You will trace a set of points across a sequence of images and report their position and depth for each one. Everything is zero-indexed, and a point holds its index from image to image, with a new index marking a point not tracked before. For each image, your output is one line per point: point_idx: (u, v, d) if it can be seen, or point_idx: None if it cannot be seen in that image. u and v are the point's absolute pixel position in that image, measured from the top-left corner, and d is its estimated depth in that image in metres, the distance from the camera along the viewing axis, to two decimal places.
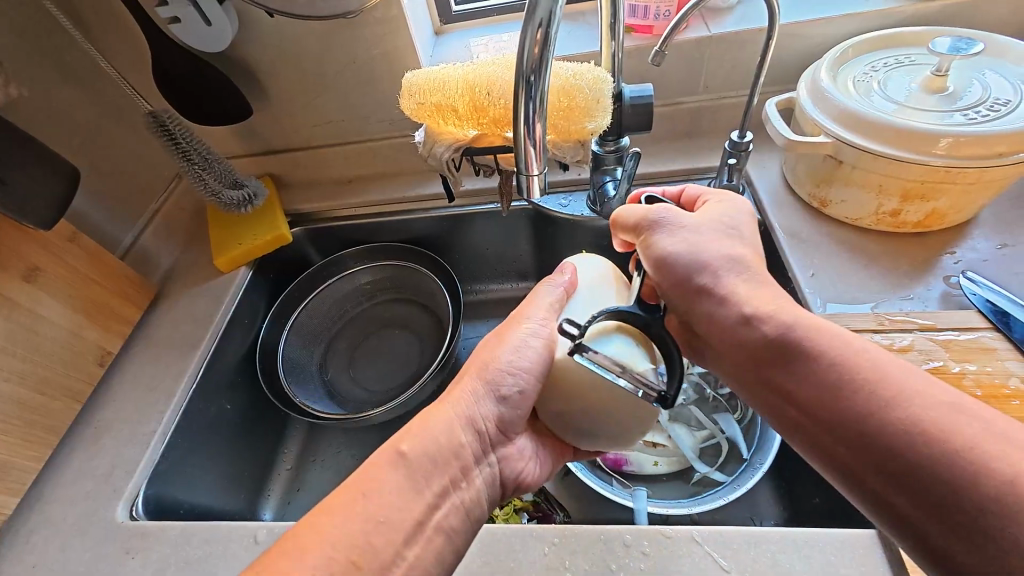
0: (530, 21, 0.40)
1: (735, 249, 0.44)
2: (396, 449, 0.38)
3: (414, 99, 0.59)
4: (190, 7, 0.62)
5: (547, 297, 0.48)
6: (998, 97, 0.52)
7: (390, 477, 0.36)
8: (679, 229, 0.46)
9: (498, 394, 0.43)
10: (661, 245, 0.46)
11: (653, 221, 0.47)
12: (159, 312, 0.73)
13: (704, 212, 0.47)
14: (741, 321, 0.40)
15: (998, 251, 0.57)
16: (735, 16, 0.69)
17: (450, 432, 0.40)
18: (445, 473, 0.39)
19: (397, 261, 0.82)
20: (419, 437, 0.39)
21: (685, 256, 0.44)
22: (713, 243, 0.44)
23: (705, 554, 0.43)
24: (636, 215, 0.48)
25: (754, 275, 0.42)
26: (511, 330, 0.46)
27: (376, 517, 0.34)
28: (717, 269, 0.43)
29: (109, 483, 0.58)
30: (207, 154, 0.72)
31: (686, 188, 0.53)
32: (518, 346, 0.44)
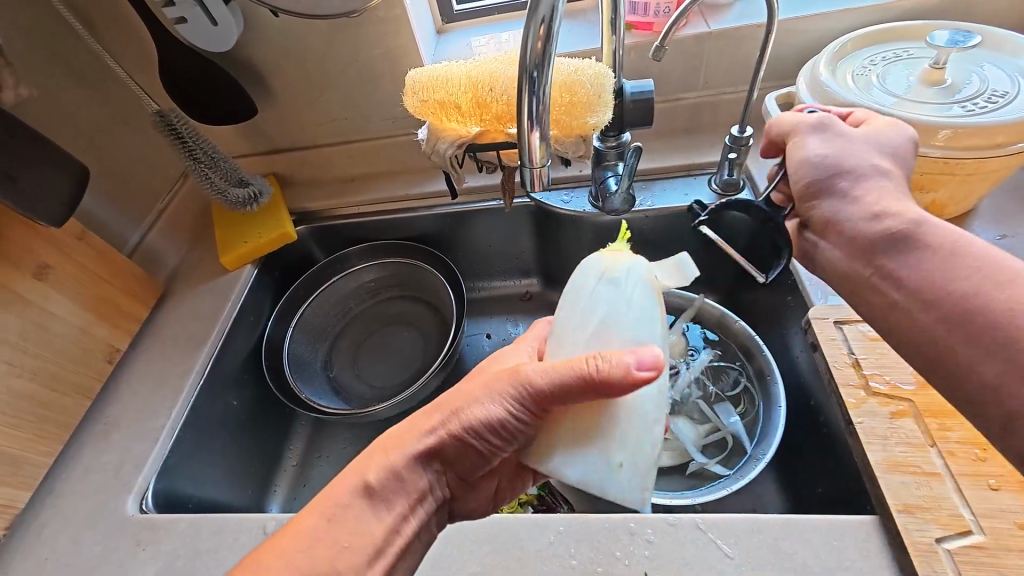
0: (532, 17, 0.41)
1: (880, 161, 0.45)
2: (362, 479, 0.40)
3: (418, 96, 0.60)
4: (196, 7, 0.63)
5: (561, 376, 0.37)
6: (996, 89, 0.52)
7: (351, 508, 0.39)
8: (837, 134, 0.46)
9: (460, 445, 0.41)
10: (805, 146, 0.47)
11: (806, 126, 0.48)
12: (166, 310, 0.74)
13: (865, 130, 0.47)
14: (869, 216, 0.42)
15: (998, 242, 0.57)
16: (734, 12, 0.70)
17: (406, 469, 0.41)
18: (403, 503, 0.40)
19: (399, 258, 0.83)
20: (378, 465, 0.40)
21: (831, 158, 0.45)
22: (864, 152, 0.45)
23: (709, 542, 0.44)
24: (786, 123, 0.50)
25: (896, 186, 0.43)
26: (491, 386, 0.40)
27: (334, 539, 0.38)
28: (863, 172, 0.44)
29: (119, 477, 0.59)
30: (214, 153, 0.72)
31: (854, 110, 0.50)
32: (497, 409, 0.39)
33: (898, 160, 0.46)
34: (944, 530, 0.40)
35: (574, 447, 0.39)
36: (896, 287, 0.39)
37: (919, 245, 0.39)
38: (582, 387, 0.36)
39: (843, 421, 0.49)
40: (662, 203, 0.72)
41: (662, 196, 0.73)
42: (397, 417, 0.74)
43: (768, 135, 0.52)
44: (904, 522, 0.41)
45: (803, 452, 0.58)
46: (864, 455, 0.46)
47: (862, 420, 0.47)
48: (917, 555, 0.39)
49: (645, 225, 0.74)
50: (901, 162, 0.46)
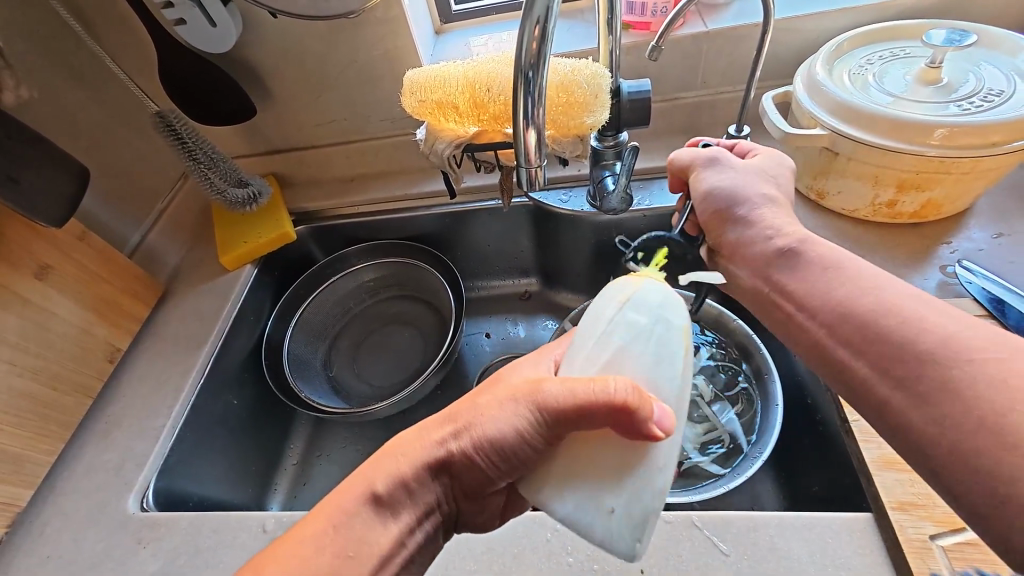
0: (528, 18, 0.41)
1: (771, 192, 0.50)
2: (370, 488, 0.38)
3: (416, 97, 0.60)
4: (195, 8, 0.63)
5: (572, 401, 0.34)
6: (992, 88, 0.52)
7: (354, 518, 0.37)
8: (728, 168, 0.52)
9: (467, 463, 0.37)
10: (704, 180, 0.52)
11: (706, 159, 0.53)
12: (166, 309, 0.75)
13: (751, 160, 0.53)
14: (764, 241, 0.47)
15: (994, 241, 0.57)
16: (731, 12, 0.70)
17: (414, 481, 0.38)
18: (410, 516, 0.38)
19: (398, 258, 0.83)
20: (386, 471, 0.38)
21: (733, 187, 0.51)
22: (755, 183, 0.51)
23: (704, 537, 0.44)
24: (686, 157, 0.55)
25: (785, 213, 0.49)
26: (511, 403, 0.36)
27: (337, 549, 0.36)
28: (755, 203, 0.49)
29: (120, 475, 0.59)
30: (213, 154, 0.73)
31: (739, 141, 0.57)
32: (510, 426, 0.36)
33: (781, 187, 0.52)
34: (937, 527, 0.40)
35: (576, 485, 0.34)
36: (791, 304, 0.43)
37: (800, 263, 0.44)
38: (591, 415, 0.33)
39: (839, 420, 0.49)
40: (660, 202, 0.72)
41: (659, 195, 0.73)
42: (397, 416, 0.74)
43: (672, 167, 0.56)
44: (898, 519, 0.41)
45: (799, 450, 0.59)
46: (860, 453, 0.46)
47: (858, 419, 0.48)
48: (911, 551, 0.40)
49: (643, 224, 0.74)
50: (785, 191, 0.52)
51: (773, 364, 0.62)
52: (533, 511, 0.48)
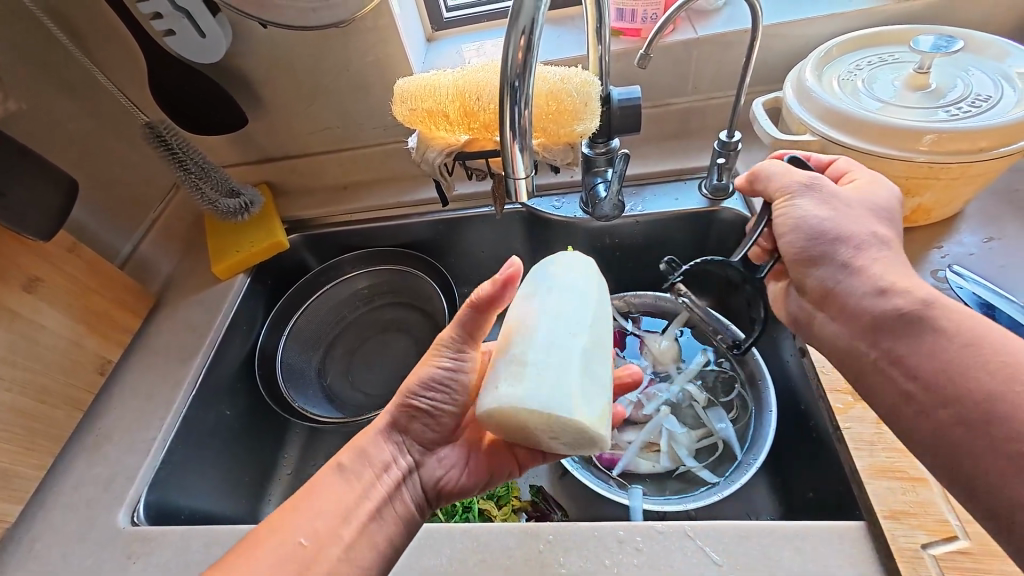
0: (513, 28, 0.41)
1: (880, 230, 0.45)
2: (335, 461, 0.46)
3: (406, 105, 0.60)
4: (184, 19, 0.63)
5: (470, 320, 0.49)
6: (980, 93, 0.53)
7: (327, 483, 0.44)
8: (839, 201, 0.46)
9: (411, 416, 0.49)
10: (797, 208, 0.47)
11: (799, 188, 0.48)
12: (158, 320, 0.74)
13: (856, 188, 0.48)
14: (874, 292, 0.41)
15: (984, 245, 0.57)
16: (721, 18, 0.70)
17: (371, 445, 0.47)
18: (371, 474, 0.46)
19: (393, 265, 0.83)
20: (351, 447, 0.48)
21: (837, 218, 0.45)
22: (862, 219, 0.45)
23: (698, 549, 0.44)
24: (779, 177, 0.50)
25: (896, 257, 0.43)
26: (429, 352, 0.50)
27: (321, 512, 0.42)
28: (863, 242, 0.44)
29: (110, 489, 0.59)
30: (204, 164, 0.73)
31: (835, 158, 0.52)
32: (433, 371, 0.48)
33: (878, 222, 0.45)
34: (930, 536, 0.40)
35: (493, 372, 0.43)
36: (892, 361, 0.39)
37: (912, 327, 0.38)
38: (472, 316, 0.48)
39: (831, 427, 0.49)
40: (652, 208, 0.72)
41: (652, 201, 0.73)
42: None
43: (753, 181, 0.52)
44: (890, 528, 0.41)
45: (793, 456, 0.59)
46: (852, 460, 0.46)
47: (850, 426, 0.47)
48: (903, 561, 0.40)
49: (636, 230, 0.74)
50: (897, 227, 0.46)
51: (767, 368, 0.62)
52: (526, 522, 0.48)
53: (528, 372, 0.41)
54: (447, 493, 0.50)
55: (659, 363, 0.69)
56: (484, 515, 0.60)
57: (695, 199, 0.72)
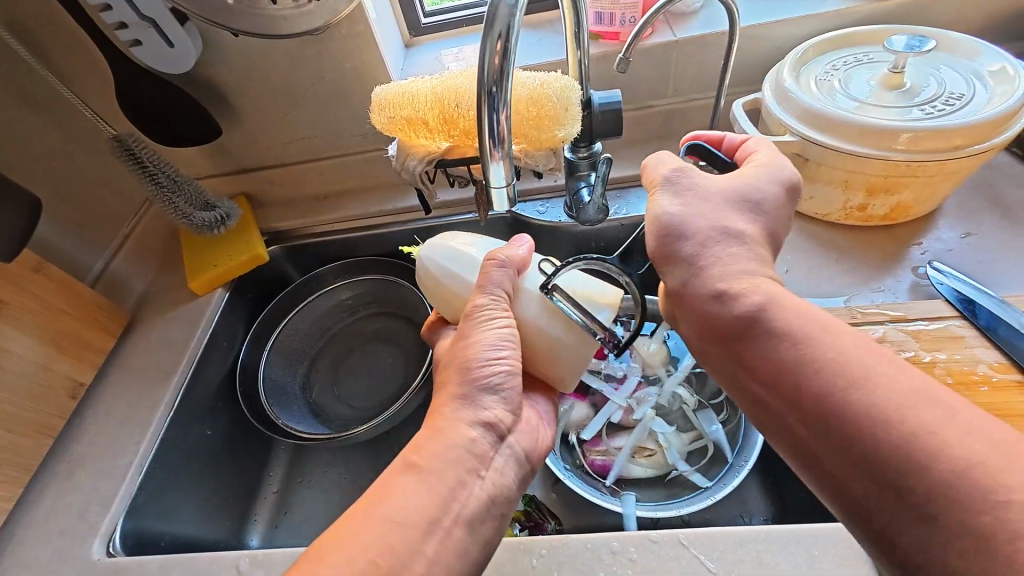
0: (489, 33, 0.40)
1: (735, 224, 0.40)
2: (406, 461, 0.39)
3: (385, 113, 0.59)
4: (151, 29, 0.61)
5: (491, 289, 0.46)
6: (953, 92, 0.53)
7: (410, 488, 0.37)
8: (687, 194, 0.42)
9: (484, 388, 0.43)
10: (659, 205, 0.42)
11: (659, 180, 0.44)
12: (133, 338, 0.72)
13: (727, 178, 0.43)
14: (711, 296, 0.38)
15: (962, 240, 0.58)
16: (699, 20, 0.71)
17: (452, 434, 0.40)
18: (460, 469, 0.39)
19: (376, 275, 0.82)
20: (423, 445, 0.40)
21: (679, 219, 0.41)
22: (717, 213, 0.40)
23: (693, 556, 0.43)
24: (655, 172, 0.45)
25: (748, 254, 0.39)
26: (470, 328, 0.44)
27: (406, 521, 0.36)
28: (709, 238, 0.40)
29: (85, 519, 0.56)
30: (176, 176, 0.71)
31: (746, 139, 0.48)
32: (484, 339, 0.44)
33: (757, 220, 0.41)
34: None
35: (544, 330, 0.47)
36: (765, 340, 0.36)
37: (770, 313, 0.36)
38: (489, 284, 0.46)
39: None
40: (636, 211, 0.72)
41: (636, 204, 0.73)
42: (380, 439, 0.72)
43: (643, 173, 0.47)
44: None
45: (784, 457, 0.59)
46: None
47: None
48: None
49: (621, 233, 0.74)
50: (765, 218, 0.41)
51: None
52: (519, 536, 0.47)
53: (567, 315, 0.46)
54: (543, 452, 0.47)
55: (648, 367, 0.68)
56: None
57: None
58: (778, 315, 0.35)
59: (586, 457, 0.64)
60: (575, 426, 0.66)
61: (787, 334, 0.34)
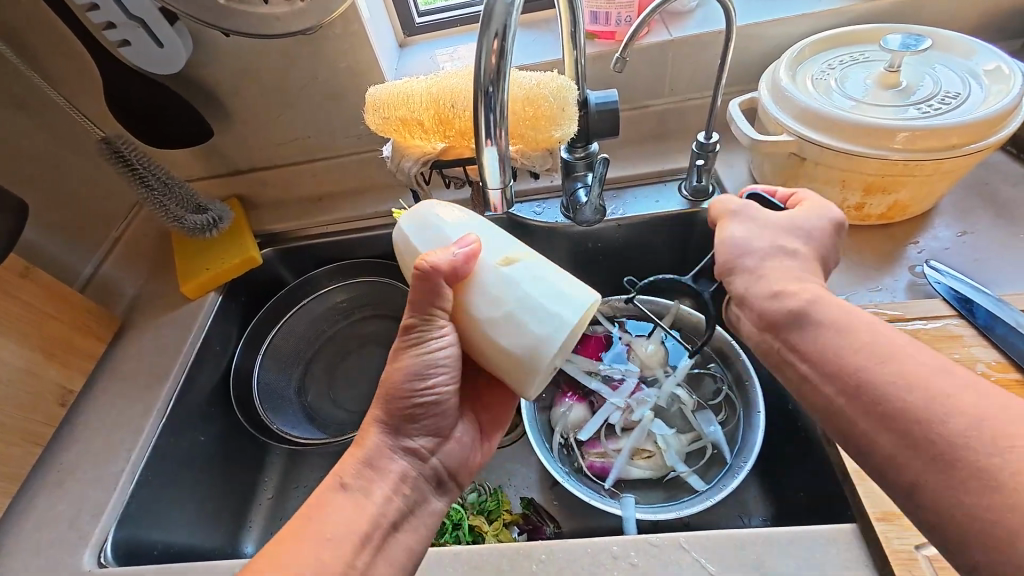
0: (485, 32, 0.39)
1: (792, 246, 0.45)
2: (337, 479, 0.42)
3: (379, 114, 0.58)
4: (140, 30, 0.60)
5: (422, 299, 0.43)
6: (949, 90, 0.53)
7: (334, 506, 0.40)
8: (762, 224, 0.47)
9: (413, 413, 0.45)
10: (728, 230, 0.48)
11: (732, 211, 0.49)
12: (123, 343, 0.71)
13: (800, 211, 0.48)
14: (768, 296, 0.42)
15: (959, 239, 0.58)
16: (695, 19, 0.70)
17: (378, 457, 0.43)
18: (384, 487, 0.42)
19: (372, 277, 0.81)
20: (350, 462, 0.43)
21: (739, 240, 0.47)
22: (773, 237, 0.46)
23: (693, 561, 0.43)
24: (732, 204, 0.50)
25: (800, 268, 0.44)
26: (397, 351, 0.45)
27: (332, 538, 0.39)
28: (762, 255, 0.45)
29: (76, 528, 0.55)
30: (167, 179, 0.70)
31: (797, 190, 0.51)
32: (420, 362, 0.44)
33: (813, 243, 0.46)
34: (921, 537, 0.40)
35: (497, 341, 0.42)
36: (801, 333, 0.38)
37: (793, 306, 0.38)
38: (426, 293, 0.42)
39: None
40: (633, 211, 0.72)
41: (633, 205, 0.73)
42: None
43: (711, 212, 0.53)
44: (884, 530, 0.41)
45: (784, 457, 0.58)
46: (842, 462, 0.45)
47: None
48: (898, 564, 0.39)
49: (618, 234, 0.74)
50: (819, 246, 0.46)
51: (754, 370, 0.62)
52: (517, 541, 0.46)
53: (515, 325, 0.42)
54: (470, 467, 0.49)
55: (646, 367, 0.68)
56: (475, 532, 0.58)
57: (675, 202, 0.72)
58: (822, 310, 0.39)
59: (585, 459, 0.64)
60: (573, 429, 0.65)
61: (832, 324, 0.38)
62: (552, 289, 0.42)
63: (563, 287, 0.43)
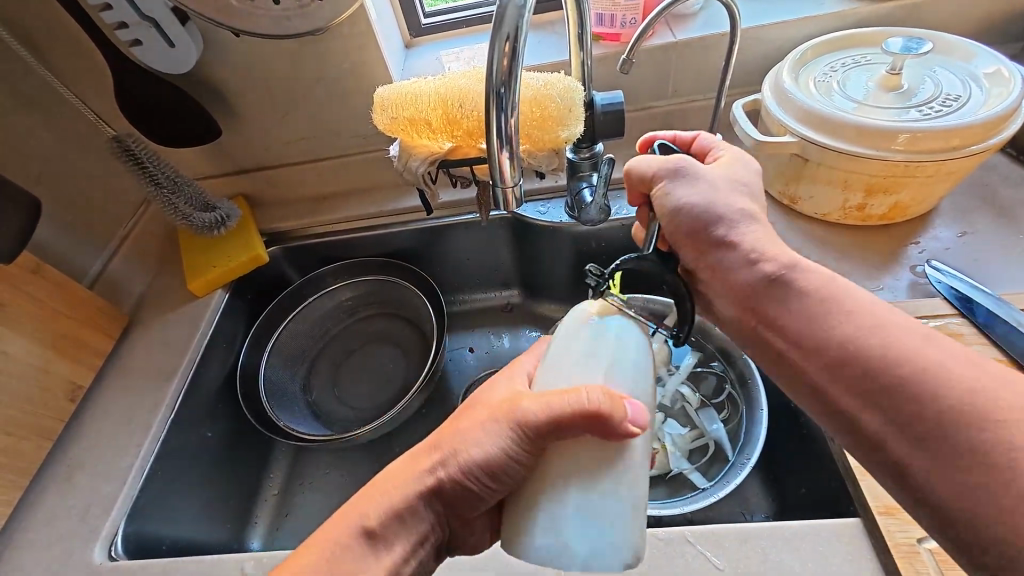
0: (498, 34, 0.40)
1: (743, 203, 0.44)
2: (362, 523, 0.40)
3: (387, 114, 0.59)
4: (152, 29, 0.61)
5: (545, 408, 0.35)
6: (949, 93, 0.54)
7: (352, 550, 0.39)
8: (698, 180, 0.44)
9: (460, 492, 0.40)
10: (671, 194, 0.44)
11: (672, 168, 0.45)
12: (131, 340, 0.71)
13: (720, 167, 0.46)
14: (745, 264, 0.41)
15: (959, 239, 0.59)
16: (699, 21, 0.71)
17: (407, 513, 0.40)
18: (404, 545, 0.40)
19: (377, 275, 0.82)
20: (375, 502, 0.41)
21: (699, 203, 0.43)
22: (726, 197, 0.43)
23: (698, 553, 0.43)
24: (648, 167, 0.46)
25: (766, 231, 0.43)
26: (488, 426, 0.39)
27: None
28: (732, 221, 0.43)
29: (86, 523, 0.56)
30: (176, 177, 0.70)
31: (699, 134, 0.51)
32: (484, 450, 0.38)
33: (753, 193, 0.45)
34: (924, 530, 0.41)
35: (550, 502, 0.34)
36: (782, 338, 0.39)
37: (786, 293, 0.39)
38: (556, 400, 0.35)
39: None
40: (637, 211, 0.73)
41: None
42: (382, 440, 0.72)
43: (631, 178, 0.47)
44: (887, 524, 0.42)
45: (786, 454, 0.59)
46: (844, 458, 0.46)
47: None
48: (901, 557, 0.40)
49: (622, 233, 0.75)
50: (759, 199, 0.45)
51: (756, 368, 0.63)
52: None
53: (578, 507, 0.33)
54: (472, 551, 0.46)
55: (650, 366, 0.69)
56: None
57: None
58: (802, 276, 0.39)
59: None
60: None
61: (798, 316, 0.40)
62: (587, 512, 0.33)
63: (606, 521, 0.33)
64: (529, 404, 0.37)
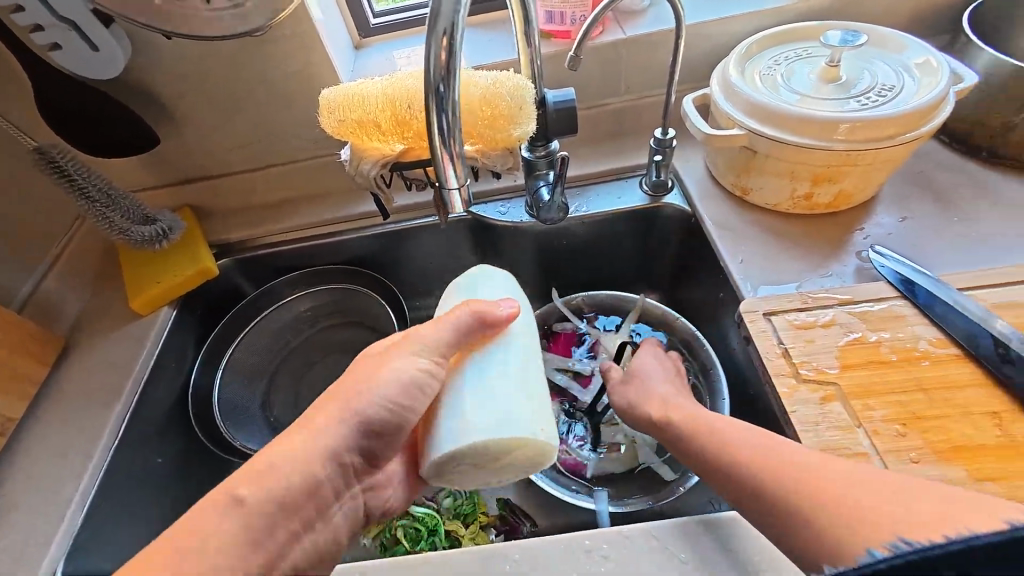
0: (433, 31, 0.39)
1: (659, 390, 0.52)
2: (231, 493, 0.36)
3: (334, 116, 0.57)
4: (71, 32, 0.57)
5: (449, 330, 0.42)
6: (885, 84, 0.56)
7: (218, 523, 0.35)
8: (629, 382, 0.56)
9: (365, 425, 0.41)
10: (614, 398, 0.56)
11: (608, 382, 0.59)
12: (69, 364, 0.67)
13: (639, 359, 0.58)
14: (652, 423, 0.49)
15: (900, 224, 0.61)
16: (647, 17, 0.72)
17: (290, 467, 0.38)
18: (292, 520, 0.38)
19: (337, 283, 0.79)
20: (255, 477, 0.37)
21: (631, 402, 0.53)
22: (654, 390, 0.53)
23: (662, 548, 0.43)
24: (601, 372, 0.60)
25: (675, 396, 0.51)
26: (397, 352, 0.42)
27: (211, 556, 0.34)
28: (649, 404, 0.51)
29: (20, 565, 0.51)
30: (109, 190, 0.66)
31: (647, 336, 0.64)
32: (390, 371, 0.41)
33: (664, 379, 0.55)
34: None
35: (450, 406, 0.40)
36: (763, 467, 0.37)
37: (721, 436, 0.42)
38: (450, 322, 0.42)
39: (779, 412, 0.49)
40: (596, 208, 0.73)
41: (595, 201, 0.74)
42: None
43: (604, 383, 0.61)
44: None
45: None
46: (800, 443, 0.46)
47: None
48: None
49: (583, 231, 0.75)
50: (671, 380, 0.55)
51: (717, 360, 0.64)
52: (494, 543, 0.46)
53: (478, 407, 0.38)
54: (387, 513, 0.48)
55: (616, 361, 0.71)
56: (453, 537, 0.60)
57: (636, 196, 0.73)
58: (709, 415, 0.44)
59: (557, 455, 0.64)
60: None
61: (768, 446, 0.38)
62: (484, 405, 0.38)
63: (506, 407, 0.38)
64: (380, 345, 0.47)
